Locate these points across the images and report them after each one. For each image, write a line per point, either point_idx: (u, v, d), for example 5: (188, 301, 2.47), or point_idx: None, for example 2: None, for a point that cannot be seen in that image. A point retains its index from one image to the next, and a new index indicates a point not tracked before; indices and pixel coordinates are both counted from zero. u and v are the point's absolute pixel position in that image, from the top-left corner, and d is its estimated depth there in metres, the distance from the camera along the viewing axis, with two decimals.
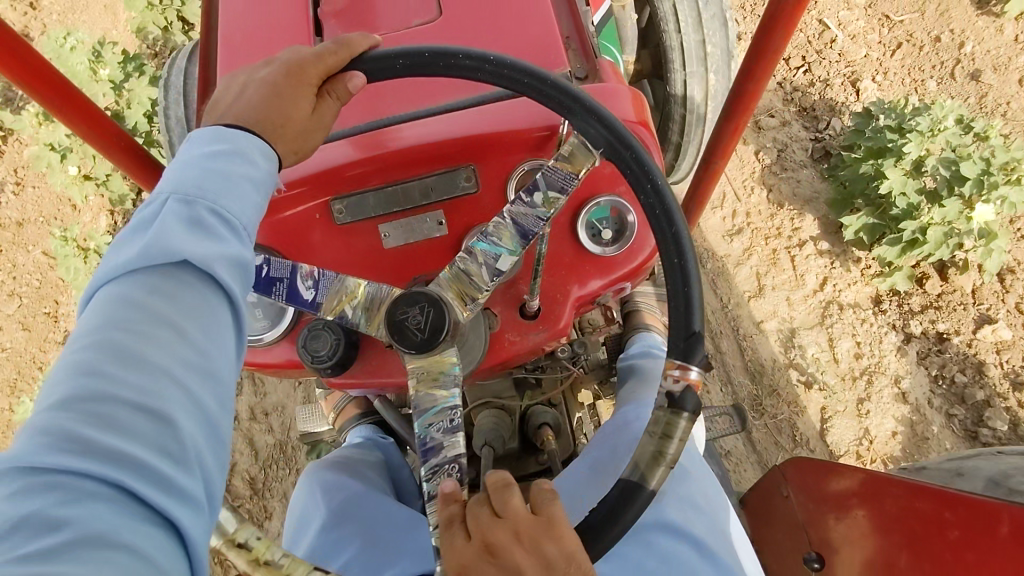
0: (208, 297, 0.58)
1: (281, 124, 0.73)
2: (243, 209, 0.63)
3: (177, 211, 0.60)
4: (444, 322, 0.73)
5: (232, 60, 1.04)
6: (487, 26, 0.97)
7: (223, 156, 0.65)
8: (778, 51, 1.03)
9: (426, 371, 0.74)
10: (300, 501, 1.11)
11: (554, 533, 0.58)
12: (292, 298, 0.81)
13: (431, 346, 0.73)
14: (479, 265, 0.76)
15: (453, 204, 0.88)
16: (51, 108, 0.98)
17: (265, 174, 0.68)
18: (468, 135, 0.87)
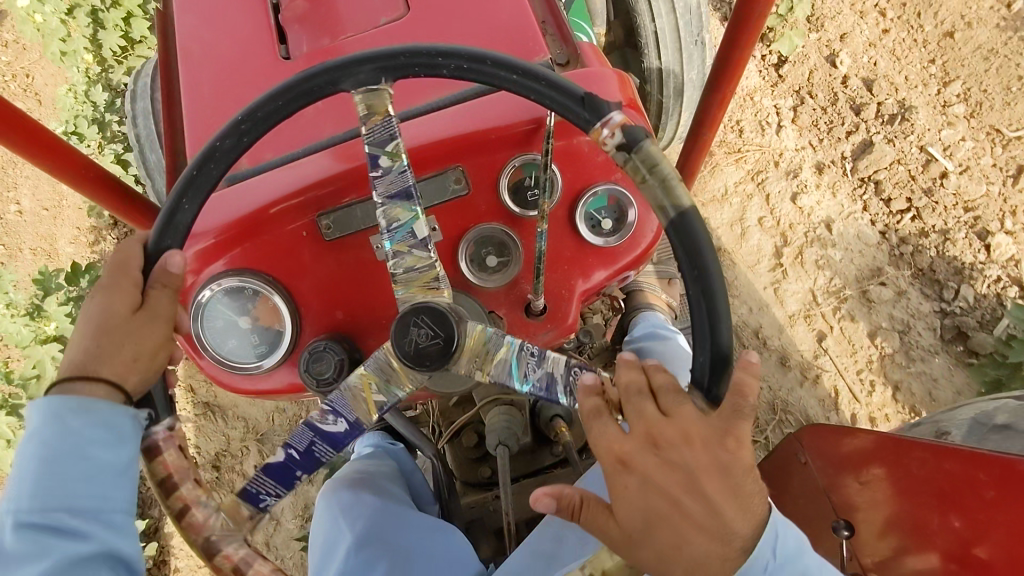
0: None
1: (123, 341, 0.67)
2: (91, 491, 0.61)
3: (12, 543, 0.58)
4: (444, 314, 0.70)
5: (195, 77, 0.98)
6: (461, 16, 0.93)
7: (74, 432, 0.61)
8: (761, 16, 1.01)
9: (477, 358, 0.72)
10: (320, 520, 1.07)
11: (732, 440, 0.58)
12: (326, 438, 0.74)
13: (449, 349, 0.70)
14: (410, 248, 0.73)
15: (445, 208, 0.84)
16: (9, 145, 0.92)
17: (107, 424, 0.63)
18: (453, 136, 0.83)
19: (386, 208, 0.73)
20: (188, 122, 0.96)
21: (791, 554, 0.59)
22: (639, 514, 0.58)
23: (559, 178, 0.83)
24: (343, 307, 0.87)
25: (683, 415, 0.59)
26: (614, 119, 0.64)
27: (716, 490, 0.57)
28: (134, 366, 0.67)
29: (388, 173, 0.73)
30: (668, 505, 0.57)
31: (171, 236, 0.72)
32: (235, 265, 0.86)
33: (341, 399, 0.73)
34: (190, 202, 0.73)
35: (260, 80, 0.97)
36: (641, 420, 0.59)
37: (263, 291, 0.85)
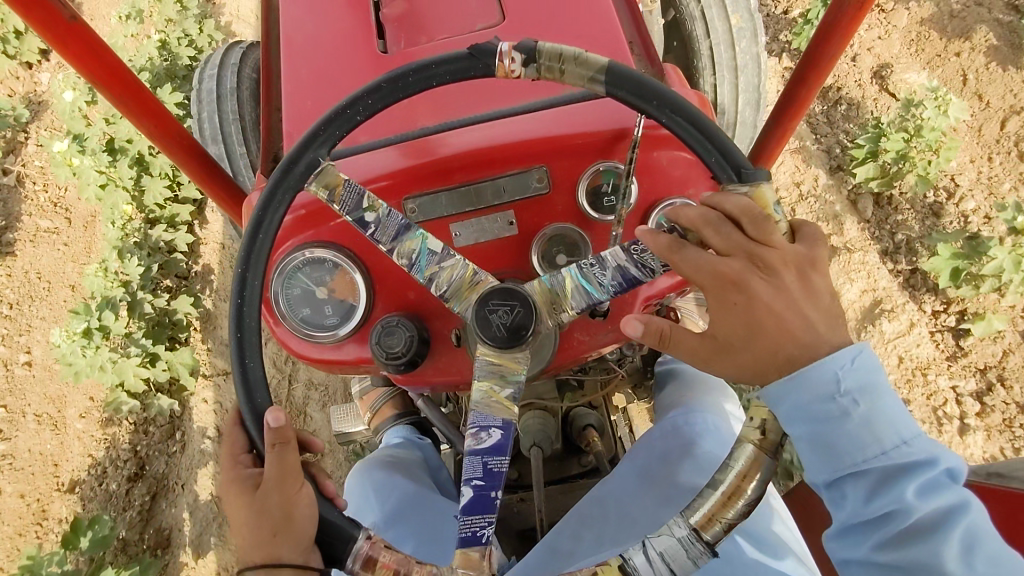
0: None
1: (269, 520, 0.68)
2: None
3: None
4: (512, 287, 0.74)
5: (295, 61, 1.05)
6: (552, 30, 0.99)
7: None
8: (833, 58, 1.01)
9: (555, 302, 0.76)
10: (352, 498, 1.13)
11: (816, 266, 0.68)
12: (492, 454, 0.72)
13: (528, 322, 0.74)
14: (438, 265, 0.78)
15: (524, 204, 0.89)
16: (120, 106, 0.99)
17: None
18: (541, 138, 0.88)
19: (398, 247, 0.80)
20: (286, 101, 1.02)
21: (878, 379, 0.63)
22: (744, 327, 0.66)
23: (636, 189, 0.87)
24: (414, 290, 0.91)
25: (772, 241, 0.67)
26: (506, 43, 0.71)
27: (806, 306, 0.66)
28: (276, 542, 0.68)
29: (377, 225, 0.80)
30: (770, 319, 0.65)
31: (270, 211, 0.80)
32: (319, 239, 0.92)
33: (483, 413, 0.73)
34: (272, 212, 0.80)
35: (356, 69, 1.03)
36: (716, 227, 0.67)
37: (342, 265, 0.90)
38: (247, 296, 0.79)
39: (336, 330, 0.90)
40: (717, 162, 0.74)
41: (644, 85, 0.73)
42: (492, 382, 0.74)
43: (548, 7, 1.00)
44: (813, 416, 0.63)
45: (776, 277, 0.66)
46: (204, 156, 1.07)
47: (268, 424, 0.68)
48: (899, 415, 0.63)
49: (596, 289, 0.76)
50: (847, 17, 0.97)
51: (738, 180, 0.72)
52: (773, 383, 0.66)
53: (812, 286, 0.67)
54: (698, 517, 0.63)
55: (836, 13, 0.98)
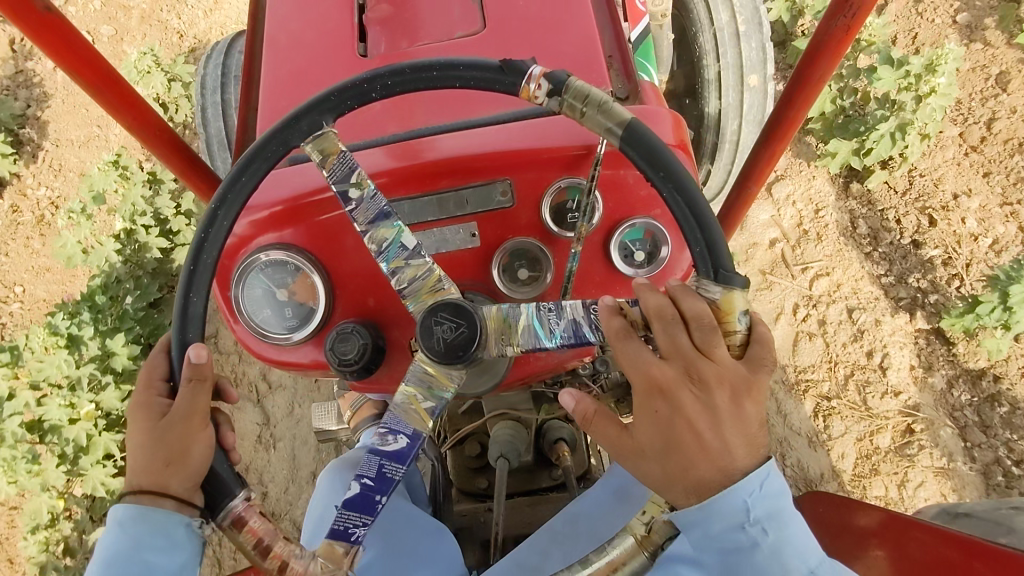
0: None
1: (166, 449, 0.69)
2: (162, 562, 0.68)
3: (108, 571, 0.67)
4: (462, 305, 0.73)
5: (277, 61, 1.05)
6: (530, 40, 0.98)
7: (149, 548, 0.67)
8: (820, 79, 0.99)
9: (504, 335, 0.75)
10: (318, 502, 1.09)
11: (753, 392, 0.64)
12: (392, 458, 0.71)
13: (472, 340, 0.73)
14: (404, 260, 0.77)
15: (488, 216, 0.88)
16: (98, 98, 1.00)
17: (165, 534, 0.67)
18: (506, 150, 0.87)
19: (371, 231, 0.78)
20: (263, 101, 1.02)
21: (782, 504, 0.62)
22: (663, 438, 0.63)
23: (599, 207, 0.86)
24: (373, 296, 0.91)
25: (713, 354, 0.64)
26: (540, 67, 0.71)
27: (730, 428, 0.62)
28: (167, 474, 0.68)
29: (358, 204, 0.78)
30: (689, 434, 0.62)
31: (246, 176, 0.79)
32: (282, 240, 0.91)
33: (398, 419, 0.73)
34: (246, 178, 0.79)
35: (335, 71, 1.03)
36: (665, 324, 0.65)
37: (303, 268, 0.90)
38: (209, 232, 0.78)
39: (295, 331, 0.90)
40: (699, 253, 0.68)
41: (657, 150, 0.70)
42: (415, 390, 0.74)
43: (528, 18, 0.99)
44: (727, 547, 0.62)
45: (708, 393, 0.63)
46: (183, 149, 1.08)
47: (188, 357, 0.72)
48: (805, 543, 0.63)
49: (546, 334, 0.75)
50: (833, 41, 0.95)
51: (711, 279, 0.66)
52: (685, 504, 0.63)
53: (741, 411, 0.63)
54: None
55: (823, 35, 0.96)
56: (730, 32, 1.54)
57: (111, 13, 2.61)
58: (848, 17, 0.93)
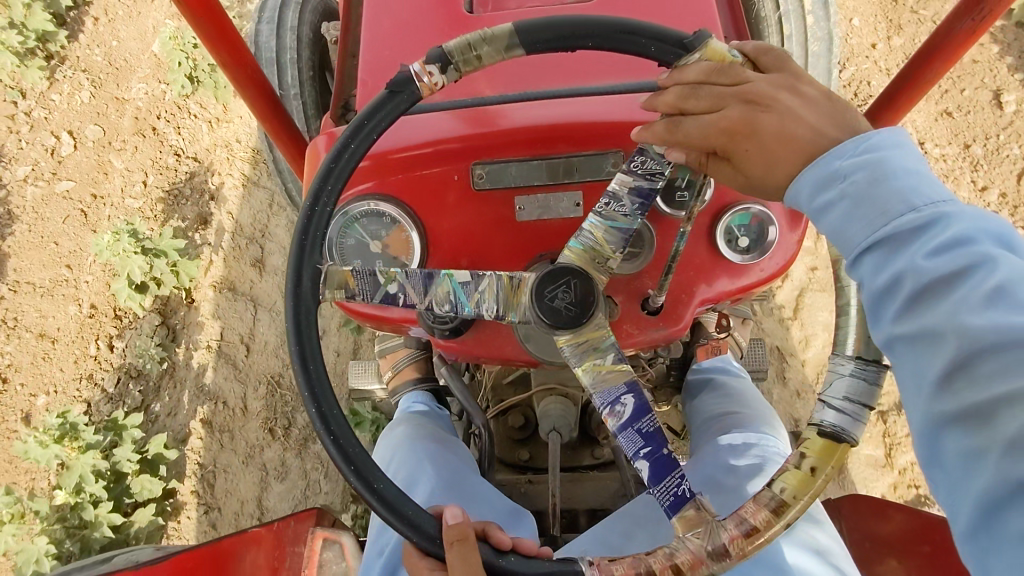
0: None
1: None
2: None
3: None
4: (556, 267, 0.72)
5: (377, 10, 1.03)
6: (643, 12, 0.97)
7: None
8: (932, 80, 0.99)
9: (597, 257, 0.74)
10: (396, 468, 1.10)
11: (802, 80, 0.65)
12: (637, 415, 0.70)
13: (592, 290, 0.72)
14: (477, 291, 0.74)
15: (594, 186, 0.87)
16: (198, 30, 0.98)
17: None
18: (621, 120, 0.86)
19: (433, 296, 0.75)
20: (365, 49, 1.01)
21: (881, 155, 0.56)
22: (763, 164, 0.64)
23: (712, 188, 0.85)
24: (467, 257, 0.89)
25: (745, 79, 0.65)
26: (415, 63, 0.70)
27: (813, 117, 0.62)
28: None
29: (402, 290, 0.75)
30: (775, 140, 0.62)
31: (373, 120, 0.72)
32: (381, 190, 0.90)
33: (606, 390, 0.71)
34: (376, 121, 0.72)
35: (438, 24, 1.01)
36: (695, 95, 0.67)
37: (400, 221, 0.89)
38: (332, 169, 0.73)
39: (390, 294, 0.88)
40: (657, 49, 0.72)
41: (558, 30, 0.71)
42: (592, 360, 0.72)
43: None
44: (821, 207, 0.58)
45: (773, 106, 0.63)
46: (270, 96, 1.08)
47: (445, 521, 0.68)
48: (917, 181, 0.54)
49: (624, 222, 0.74)
50: (955, 42, 0.94)
51: (685, 53, 0.71)
52: (798, 178, 0.61)
53: (809, 99, 0.63)
54: (852, 346, 0.65)
55: (946, 36, 0.94)
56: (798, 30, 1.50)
57: (101, 109, 2.23)
58: (976, 19, 0.91)
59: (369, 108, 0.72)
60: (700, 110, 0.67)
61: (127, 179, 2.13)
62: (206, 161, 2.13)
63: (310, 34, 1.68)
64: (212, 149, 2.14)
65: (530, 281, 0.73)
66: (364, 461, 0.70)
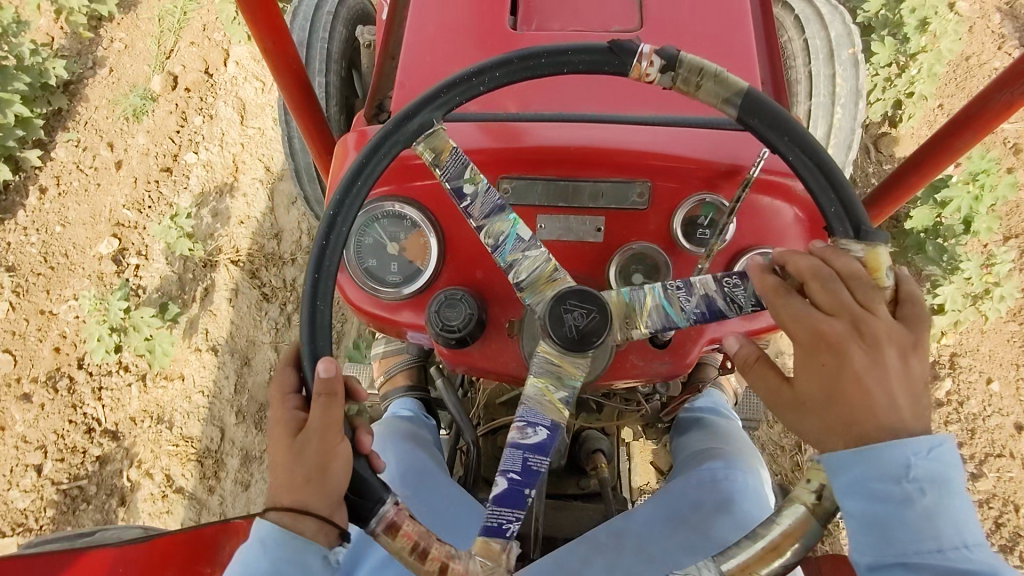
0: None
1: (294, 475, 0.64)
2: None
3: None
4: (593, 292, 0.72)
5: (423, 18, 1.04)
6: (689, 51, 0.97)
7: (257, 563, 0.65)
8: (963, 149, 0.97)
9: (629, 317, 0.73)
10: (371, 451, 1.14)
11: (916, 348, 0.59)
12: (535, 452, 0.70)
13: (602, 330, 0.71)
14: (522, 253, 0.75)
15: (618, 214, 0.87)
16: (246, 14, 0.97)
17: (304, 549, 0.64)
18: (651, 152, 0.86)
19: (487, 225, 0.76)
20: (406, 53, 1.01)
21: (952, 474, 0.55)
22: (822, 394, 0.59)
23: (734, 229, 0.85)
24: (483, 269, 0.89)
25: (878, 309, 0.60)
26: (649, 44, 0.68)
27: (901, 388, 0.57)
28: (310, 490, 0.63)
29: (471, 199, 0.76)
30: (858, 391, 0.57)
31: (576, 57, 0.73)
32: (405, 194, 0.90)
33: (533, 410, 0.72)
34: (583, 59, 0.73)
35: (482, 37, 1.01)
36: (825, 283, 0.61)
37: (420, 226, 0.89)
38: (517, 63, 0.74)
39: (401, 281, 0.89)
40: (835, 213, 0.68)
41: (777, 116, 0.70)
42: (547, 382, 0.73)
43: (690, 27, 0.99)
44: (873, 495, 0.55)
45: (871, 347, 0.58)
46: (305, 85, 1.08)
47: (317, 371, 0.65)
48: (967, 515, 0.55)
49: (677, 314, 0.73)
50: (990, 113, 0.93)
51: (852, 235, 0.67)
52: (844, 448, 0.57)
53: (908, 373, 0.58)
54: (733, 564, 0.57)
55: (981, 106, 0.93)
56: (828, 82, 1.50)
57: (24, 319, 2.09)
58: (1014, 93, 0.90)
59: (582, 46, 0.72)
60: (816, 301, 0.61)
61: (21, 456, 1.92)
62: (128, 435, 1.92)
63: (344, 32, 1.70)
64: (137, 416, 1.93)
65: (565, 284, 0.74)
66: (326, 280, 0.72)
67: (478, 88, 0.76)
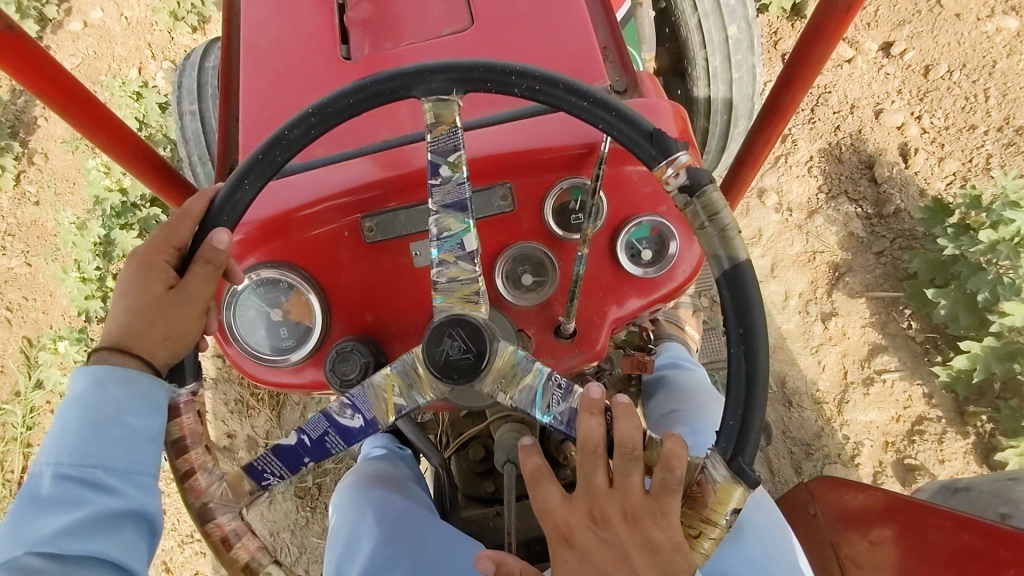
0: (67, 568, 0.59)
1: (135, 323, 0.68)
2: (122, 457, 0.63)
3: (48, 490, 0.61)
4: (484, 334, 0.70)
5: (255, 72, 0.99)
6: (523, 35, 0.95)
7: (92, 404, 0.64)
8: (822, 59, 0.97)
9: (504, 380, 0.71)
10: (343, 519, 1.02)
11: (661, 517, 0.60)
12: (341, 432, 0.72)
13: (474, 373, 0.69)
14: (458, 258, 0.72)
15: (488, 223, 0.84)
16: (71, 121, 0.93)
17: (140, 396, 0.65)
18: (504, 152, 0.84)
19: (442, 216, 0.72)
20: (243, 112, 0.97)
21: None
22: None
23: (605, 204, 0.83)
24: (372, 310, 0.86)
25: (625, 482, 0.61)
26: (686, 162, 0.66)
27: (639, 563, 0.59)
28: (162, 344, 0.68)
29: (442, 184, 0.72)
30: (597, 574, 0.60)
31: (613, 129, 0.69)
32: (272, 258, 0.86)
33: (364, 397, 0.72)
34: (620, 131, 0.69)
35: (315, 75, 0.98)
36: (581, 460, 0.62)
37: (297, 286, 0.85)
38: (563, 93, 0.69)
39: (292, 350, 0.85)
40: (728, 427, 0.64)
41: (752, 305, 0.64)
42: (394, 383, 0.72)
43: (519, 12, 0.96)
44: None
45: (605, 541, 0.61)
46: (163, 168, 1.02)
47: (215, 242, 0.72)
48: None
49: (543, 409, 0.70)
50: (834, 19, 0.93)
51: (727, 456, 0.63)
52: None
53: (652, 547, 0.60)
54: None
55: (824, 13, 0.93)
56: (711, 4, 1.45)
57: None
58: None
59: (634, 119, 0.68)
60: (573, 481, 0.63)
61: None
62: None
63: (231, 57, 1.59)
64: None
65: (479, 315, 0.71)
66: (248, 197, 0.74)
67: (512, 90, 0.70)
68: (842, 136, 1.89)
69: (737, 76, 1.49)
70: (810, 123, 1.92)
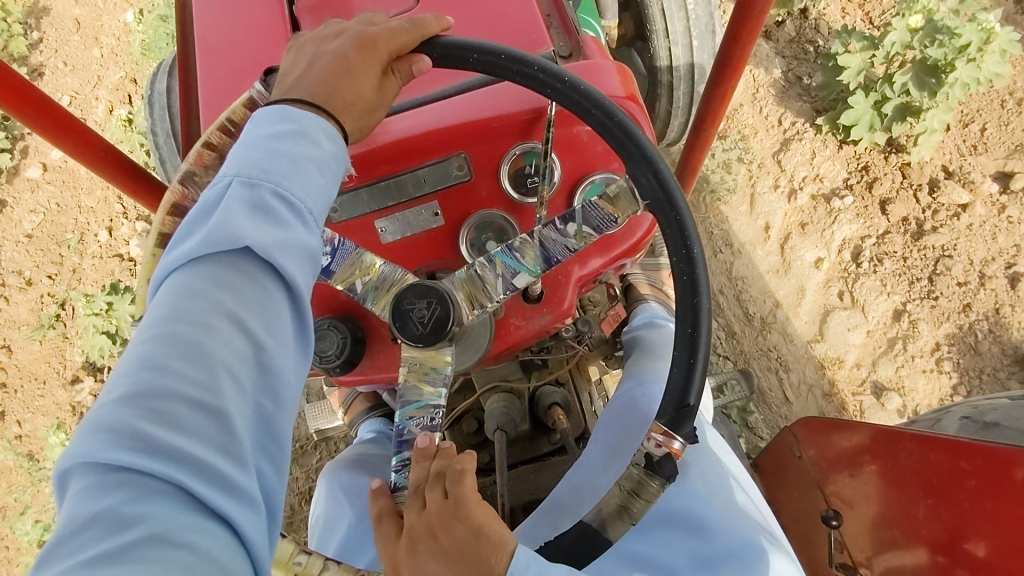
0: (268, 284, 0.56)
1: (334, 94, 0.69)
2: (306, 196, 0.62)
3: (244, 198, 0.58)
4: (450, 323, 0.73)
5: (212, 66, 1.01)
6: (466, 9, 0.97)
7: (290, 138, 0.63)
8: (762, 12, 1.01)
9: (421, 372, 0.78)
10: (321, 511, 1.06)
11: (456, 510, 0.62)
12: None
13: (416, 338, 0.73)
14: (495, 277, 0.77)
15: (448, 193, 0.88)
16: (32, 126, 0.95)
17: (322, 153, 0.65)
18: (457, 122, 0.86)
19: (531, 240, 0.76)
20: (203, 108, 1.00)
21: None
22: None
23: (558, 167, 0.86)
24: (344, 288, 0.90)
25: (429, 497, 0.65)
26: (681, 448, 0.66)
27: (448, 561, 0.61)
28: (345, 111, 0.70)
29: (552, 233, 0.76)
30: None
31: (685, 280, 0.69)
32: None
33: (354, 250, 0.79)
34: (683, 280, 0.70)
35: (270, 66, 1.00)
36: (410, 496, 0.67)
37: None
38: (676, 225, 0.70)
39: None
40: None
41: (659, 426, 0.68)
42: (367, 276, 0.78)
43: None
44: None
45: (419, 553, 0.63)
46: (130, 168, 1.05)
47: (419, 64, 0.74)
48: None
49: (406, 422, 0.76)
50: None
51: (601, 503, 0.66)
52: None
53: (457, 543, 0.61)
54: None
55: None
56: None
57: None
58: None
59: (700, 295, 0.69)
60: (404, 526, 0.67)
61: None
62: None
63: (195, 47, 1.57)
64: None
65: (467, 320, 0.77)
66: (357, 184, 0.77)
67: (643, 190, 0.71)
68: (976, 318, 1.74)
69: (698, 33, 1.49)
70: (932, 298, 1.77)
